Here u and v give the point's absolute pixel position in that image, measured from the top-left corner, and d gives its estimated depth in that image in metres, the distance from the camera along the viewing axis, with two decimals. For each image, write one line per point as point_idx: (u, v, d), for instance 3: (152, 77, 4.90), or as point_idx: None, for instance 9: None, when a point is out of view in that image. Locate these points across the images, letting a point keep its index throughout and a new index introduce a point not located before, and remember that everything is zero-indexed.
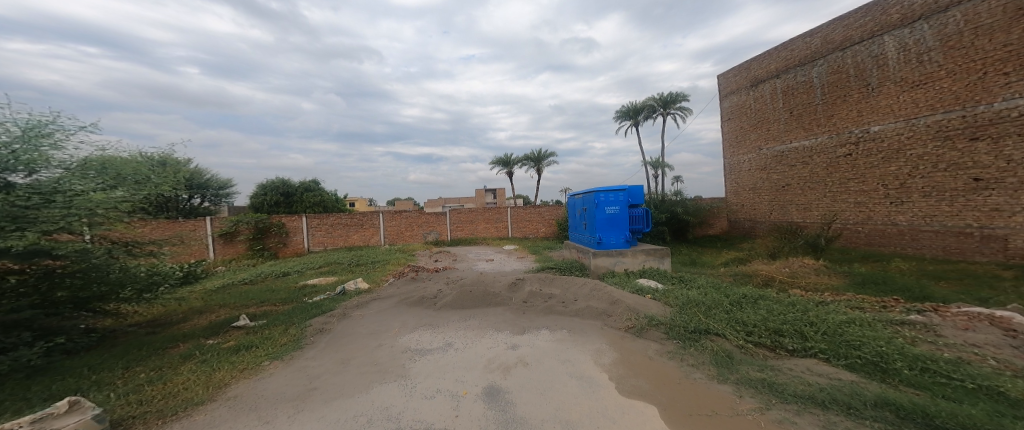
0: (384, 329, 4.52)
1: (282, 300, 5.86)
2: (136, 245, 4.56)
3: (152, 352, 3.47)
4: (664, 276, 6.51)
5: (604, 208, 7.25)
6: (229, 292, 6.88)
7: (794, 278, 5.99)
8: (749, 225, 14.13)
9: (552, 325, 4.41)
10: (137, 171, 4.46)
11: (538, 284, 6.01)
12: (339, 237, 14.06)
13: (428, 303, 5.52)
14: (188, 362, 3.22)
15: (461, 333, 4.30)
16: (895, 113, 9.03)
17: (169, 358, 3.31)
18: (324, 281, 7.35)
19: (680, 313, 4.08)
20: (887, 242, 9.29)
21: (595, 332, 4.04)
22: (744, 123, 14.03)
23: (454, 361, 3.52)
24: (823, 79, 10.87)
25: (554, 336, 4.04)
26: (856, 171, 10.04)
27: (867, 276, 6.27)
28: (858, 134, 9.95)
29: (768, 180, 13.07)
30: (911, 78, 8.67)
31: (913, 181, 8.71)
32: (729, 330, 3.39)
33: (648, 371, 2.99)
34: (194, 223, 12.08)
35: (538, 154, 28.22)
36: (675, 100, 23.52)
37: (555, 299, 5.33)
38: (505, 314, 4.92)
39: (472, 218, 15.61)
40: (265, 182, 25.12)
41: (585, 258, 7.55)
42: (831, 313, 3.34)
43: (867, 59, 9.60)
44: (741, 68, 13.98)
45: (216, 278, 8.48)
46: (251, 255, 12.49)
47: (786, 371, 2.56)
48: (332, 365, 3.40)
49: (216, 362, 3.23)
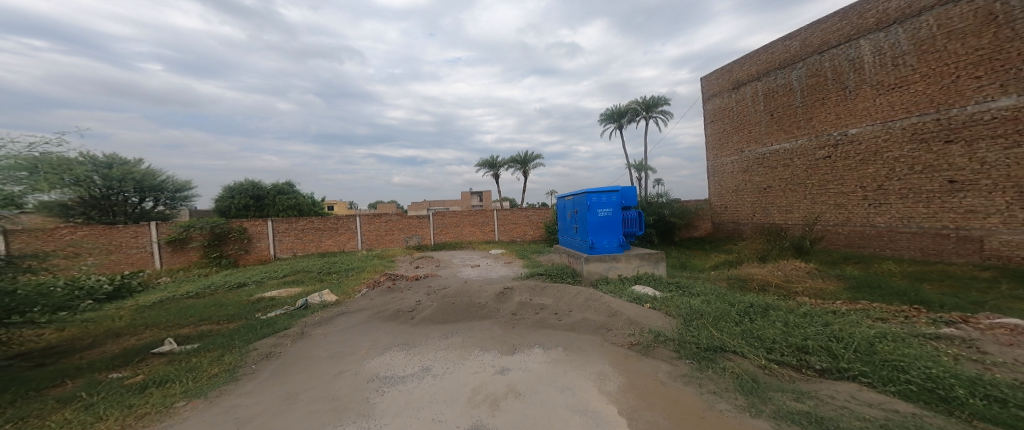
0: (352, 350, 3.89)
1: (229, 318, 5.08)
2: (12, 260, 3.72)
3: (20, 396, 2.70)
4: (659, 282, 6.19)
5: (596, 211, 6.86)
6: (167, 308, 5.97)
7: (791, 282, 5.79)
8: (732, 227, 14.23)
9: (544, 342, 3.94)
10: (59, 170, 3.87)
11: (527, 294, 5.52)
12: (311, 242, 13.07)
13: (404, 317, 4.91)
14: (66, 409, 2.51)
15: (442, 354, 3.73)
16: (872, 116, 9.16)
17: (41, 404, 2.58)
18: (285, 293, 6.56)
19: (687, 327, 3.69)
20: (866, 243, 9.41)
21: (596, 352, 3.60)
22: (726, 125, 14.17)
23: (431, 392, 2.95)
24: (802, 82, 11.01)
25: (548, 358, 3.56)
26: (835, 174, 10.16)
27: (861, 279, 6.15)
28: (836, 137, 10.07)
29: (750, 182, 13.19)
30: (888, 81, 8.79)
31: (890, 182, 8.83)
32: (747, 346, 3.03)
33: (660, 402, 2.54)
34: (136, 228, 10.81)
35: (523, 156, 27.85)
36: (657, 104, 23.74)
37: (547, 310, 4.85)
38: (493, 329, 4.39)
39: (456, 221, 14.96)
40: (232, 184, 23.39)
41: (576, 263, 7.15)
42: (857, 326, 3.04)
43: (845, 63, 9.74)
44: (723, 71, 14.13)
45: (157, 292, 7.46)
46: (205, 263, 11.32)
47: (827, 400, 2.18)
48: (274, 403, 2.75)
49: (103, 408, 2.53)
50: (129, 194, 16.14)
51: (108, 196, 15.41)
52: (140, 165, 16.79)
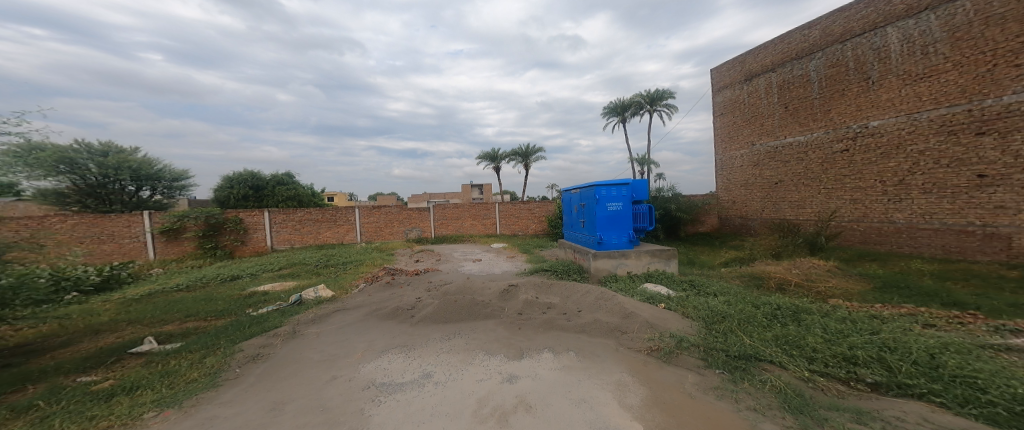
0: (346, 353, 3.58)
1: (218, 314, 4.78)
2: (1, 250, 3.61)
3: None
4: (672, 280, 5.88)
5: (606, 205, 6.50)
6: (154, 302, 5.67)
7: (812, 281, 5.47)
8: (740, 223, 13.89)
9: (555, 346, 3.63)
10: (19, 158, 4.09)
11: (533, 291, 5.20)
12: (309, 234, 12.77)
13: (403, 316, 4.60)
14: (16, 421, 2.20)
15: (444, 358, 3.42)
16: (896, 108, 8.75)
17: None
18: (279, 287, 6.26)
19: (712, 331, 3.37)
20: (883, 240, 9.07)
21: (612, 358, 3.28)
22: (737, 118, 13.76)
23: (433, 403, 2.64)
24: (820, 73, 10.58)
25: (559, 365, 3.24)
26: (853, 168, 9.80)
27: (884, 278, 5.83)
28: (856, 129, 9.68)
29: (761, 176, 12.82)
30: (915, 71, 8.37)
31: (912, 177, 8.46)
32: (784, 355, 2.70)
33: (693, 419, 2.23)
34: (129, 217, 10.49)
35: (525, 149, 27.37)
36: (661, 97, 23.21)
37: (555, 310, 4.54)
38: (498, 330, 4.08)
39: (457, 214, 14.63)
40: (231, 174, 23.01)
41: (583, 259, 6.84)
42: (910, 334, 2.71)
43: (869, 52, 9.30)
44: (735, 62, 13.69)
45: (147, 284, 7.14)
46: (200, 254, 11.02)
47: (897, 424, 1.85)
48: (255, 414, 2.44)
49: (60, 420, 2.20)
50: (125, 182, 15.84)
51: (103, 184, 15.10)
52: (136, 153, 16.45)
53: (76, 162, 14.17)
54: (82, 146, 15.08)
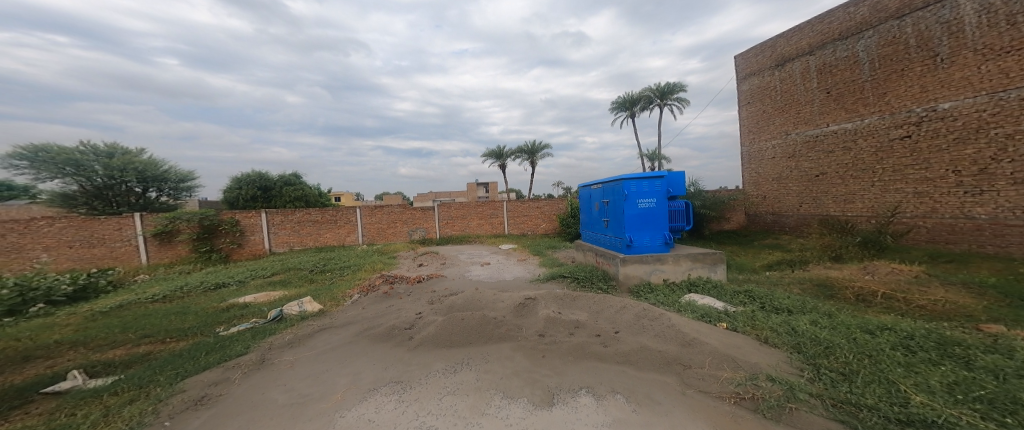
0: (323, 393, 2.73)
1: (181, 334, 4.03)
2: None
3: None
4: (721, 291, 4.88)
5: (636, 202, 5.53)
6: (120, 317, 4.95)
7: (903, 291, 4.44)
8: (772, 220, 12.70)
9: (597, 386, 2.69)
10: None
11: (555, 305, 4.29)
12: (309, 236, 12.10)
13: (400, 338, 3.72)
14: None
15: (448, 404, 2.53)
16: (973, 87, 7.54)
17: None
18: (264, 298, 5.50)
19: (832, 373, 2.35)
20: (957, 238, 7.89)
21: (684, 409, 2.32)
22: (768, 106, 12.56)
23: None
24: (872, 52, 9.38)
25: (606, 419, 2.30)
26: (916, 157, 8.58)
27: (991, 288, 4.73)
28: (919, 113, 8.47)
29: (798, 168, 11.63)
30: (998, 44, 7.15)
31: (998, 166, 7.24)
32: (987, 422, 1.72)
33: None
34: (118, 220, 9.94)
35: (533, 146, 26.35)
36: (674, 91, 21.96)
37: (587, 331, 3.61)
38: (518, 359, 3.17)
39: (464, 213, 13.77)
40: (239, 175, 22.63)
41: (609, 264, 5.88)
42: None
43: (934, 26, 8.10)
44: (765, 46, 12.51)
45: (123, 293, 6.48)
46: (195, 258, 10.43)
47: None
48: None
49: None
50: (132, 184, 15.28)
51: (109, 186, 14.72)
52: (141, 154, 16.15)
53: (81, 163, 14.06)
54: (88, 147, 14.84)
